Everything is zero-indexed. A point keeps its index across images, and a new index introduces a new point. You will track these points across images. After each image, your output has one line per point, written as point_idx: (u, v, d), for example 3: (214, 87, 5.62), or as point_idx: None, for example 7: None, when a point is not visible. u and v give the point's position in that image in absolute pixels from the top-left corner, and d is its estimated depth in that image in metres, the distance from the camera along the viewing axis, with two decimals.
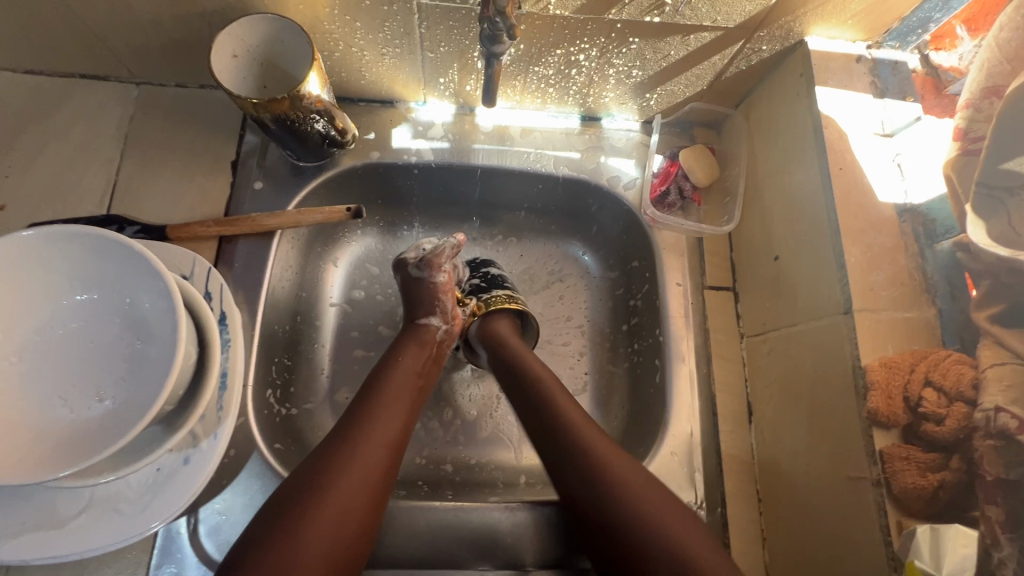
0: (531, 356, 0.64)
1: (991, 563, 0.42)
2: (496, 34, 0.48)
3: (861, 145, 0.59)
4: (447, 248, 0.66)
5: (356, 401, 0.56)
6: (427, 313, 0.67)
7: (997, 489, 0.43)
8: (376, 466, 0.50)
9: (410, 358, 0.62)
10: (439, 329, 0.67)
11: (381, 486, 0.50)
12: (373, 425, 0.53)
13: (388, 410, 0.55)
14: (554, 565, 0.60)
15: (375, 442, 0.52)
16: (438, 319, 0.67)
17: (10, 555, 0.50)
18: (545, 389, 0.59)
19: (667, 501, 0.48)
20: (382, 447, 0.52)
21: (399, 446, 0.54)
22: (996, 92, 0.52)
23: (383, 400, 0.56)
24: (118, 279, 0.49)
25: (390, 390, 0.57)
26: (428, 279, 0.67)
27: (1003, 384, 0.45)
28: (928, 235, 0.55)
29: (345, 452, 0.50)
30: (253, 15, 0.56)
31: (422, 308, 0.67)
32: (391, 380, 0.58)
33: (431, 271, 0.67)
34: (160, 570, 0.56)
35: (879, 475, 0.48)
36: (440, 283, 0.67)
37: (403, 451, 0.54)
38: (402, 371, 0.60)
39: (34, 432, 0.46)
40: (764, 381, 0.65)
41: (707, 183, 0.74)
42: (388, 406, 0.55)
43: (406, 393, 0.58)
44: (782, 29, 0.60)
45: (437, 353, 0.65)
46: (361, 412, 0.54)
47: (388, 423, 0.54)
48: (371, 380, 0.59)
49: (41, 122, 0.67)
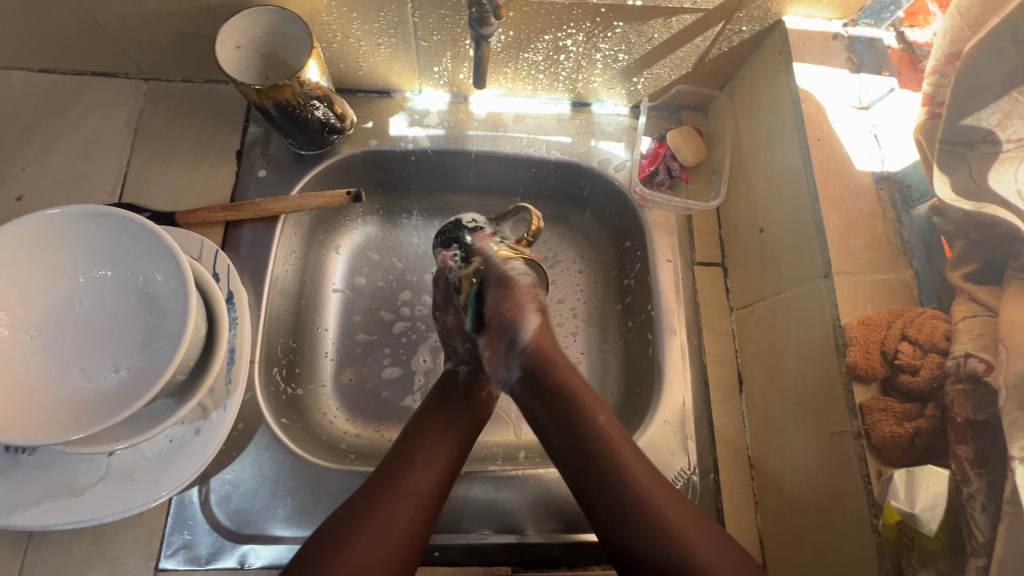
0: (558, 352, 0.63)
1: (962, 497, 0.44)
2: (483, 16, 0.52)
3: (839, 118, 0.62)
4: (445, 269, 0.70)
5: (396, 447, 0.59)
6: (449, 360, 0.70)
7: (967, 429, 0.45)
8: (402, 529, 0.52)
9: (440, 412, 0.62)
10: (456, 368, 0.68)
11: (418, 539, 0.53)
12: (413, 472, 0.56)
13: (423, 461, 0.57)
14: (552, 530, 0.62)
15: (409, 493, 0.54)
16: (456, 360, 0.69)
17: (32, 522, 0.52)
18: (577, 408, 0.57)
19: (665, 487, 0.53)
20: (416, 500, 0.54)
21: (437, 498, 0.56)
22: (956, 57, 0.52)
23: (418, 446, 0.58)
24: (133, 258, 0.52)
25: (430, 438, 0.59)
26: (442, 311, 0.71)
27: (973, 333, 0.46)
28: (904, 201, 0.58)
29: (377, 502, 0.53)
30: (254, 8, 0.59)
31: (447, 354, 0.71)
32: (431, 426, 0.60)
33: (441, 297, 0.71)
34: (174, 537, 0.59)
35: (860, 428, 0.50)
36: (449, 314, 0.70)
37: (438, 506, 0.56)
38: (440, 418, 0.62)
39: (53, 400, 0.48)
40: (753, 351, 0.67)
41: (695, 162, 0.76)
42: (424, 456, 0.57)
43: (448, 440, 0.60)
44: (759, 9, 0.63)
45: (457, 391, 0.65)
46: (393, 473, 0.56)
47: (425, 471, 0.56)
48: (411, 425, 0.61)
49: (56, 117, 0.70)
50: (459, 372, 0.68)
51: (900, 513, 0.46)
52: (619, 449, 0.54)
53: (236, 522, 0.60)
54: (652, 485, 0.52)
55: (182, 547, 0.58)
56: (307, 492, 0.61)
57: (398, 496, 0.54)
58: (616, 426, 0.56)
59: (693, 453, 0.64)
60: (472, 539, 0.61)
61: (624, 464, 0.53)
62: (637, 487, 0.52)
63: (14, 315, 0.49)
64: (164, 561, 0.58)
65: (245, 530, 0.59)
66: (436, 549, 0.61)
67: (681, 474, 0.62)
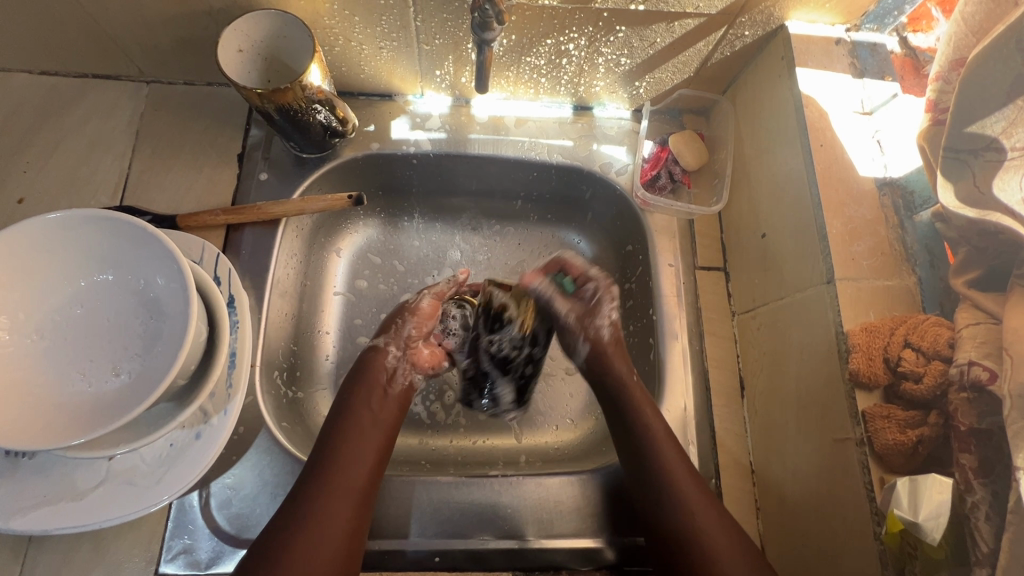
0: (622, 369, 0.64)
1: (965, 507, 0.44)
2: (486, 21, 0.51)
3: (842, 124, 0.61)
4: (446, 284, 0.72)
5: (325, 435, 0.58)
6: (380, 335, 0.67)
7: (971, 437, 0.45)
8: (345, 519, 0.51)
9: (361, 402, 0.61)
10: (391, 351, 0.66)
11: (358, 530, 0.52)
12: (349, 462, 0.55)
13: (366, 449, 0.56)
14: (553, 535, 0.62)
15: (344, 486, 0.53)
16: (391, 341, 0.66)
17: (31, 526, 0.52)
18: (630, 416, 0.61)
19: (699, 489, 0.56)
20: (349, 490, 0.53)
21: (371, 486, 0.55)
22: (961, 62, 0.52)
23: (350, 434, 0.57)
24: (135, 261, 0.52)
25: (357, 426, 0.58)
26: (406, 302, 0.70)
27: (977, 340, 0.46)
28: (907, 206, 0.58)
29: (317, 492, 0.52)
30: (256, 12, 0.59)
31: (381, 331, 0.68)
32: (354, 414, 0.59)
33: (418, 295, 0.71)
34: (174, 541, 0.58)
35: (862, 435, 0.50)
36: (421, 307, 0.69)
37: (374, 493, 0.55)
38: (366, 412, 0.60)
39: (52, 404, 0.48)
40: (755, 357, 0.66)
41: (697, 167, 0.76)
42: (359, 445, 0.56)
43: (371, 430, 0.59)
44: (763, 14, 0.63)
45: (388, 383, 0.64)
46: (322, 467, 0.54)
47: (360, 457, 0.56)
48: (336, 416, 0.60)
49: (58, 119, 0.70)
50: (388, 353, 0.66)
51: (904, 522, 0.46)
52: (666, 453, 0.57)
53: (236, 527, 0.59)
54: (687, 485, 0.56)
55: (182, 552, 0.58)
56: None
57: (332, 496, 0.52)
58: (643, 392, 0.63)
59: (694, 458, 0.64)
60: (473, 544, 0.61)
61: (669, 468, 0.57)
62: (670, 480, 0.56)
63: (14, 319, 0.49)
64: (163, 566, 0.58)
65: (244, 535, 0.59)
66: (435, 554, 0.60)
67: None
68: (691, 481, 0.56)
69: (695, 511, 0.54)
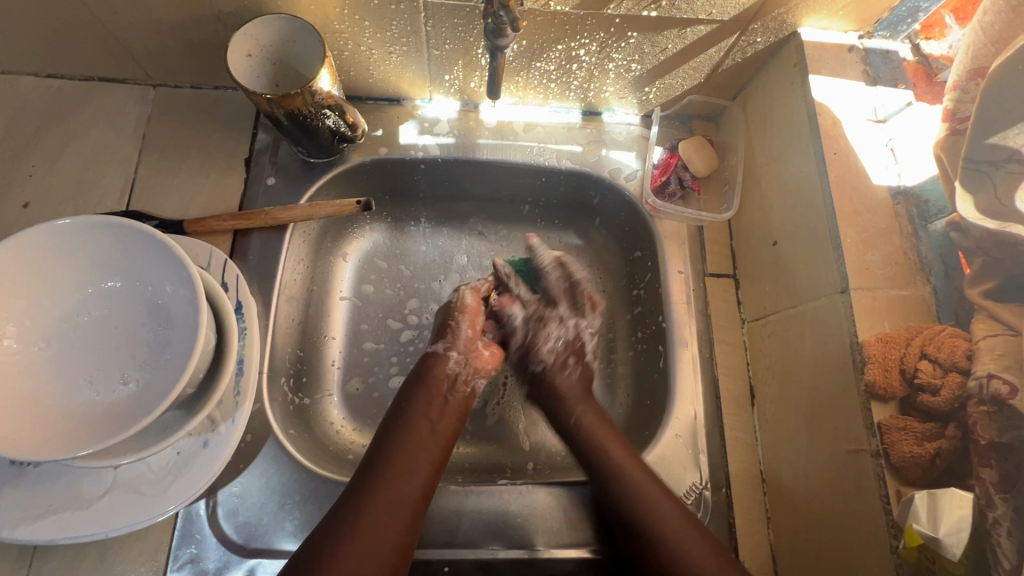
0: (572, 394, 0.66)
1: (987, 522, 0.45)
2: (500, 27, 0.51)
3: (855, 131, 0.61)
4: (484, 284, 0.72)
5: (375, 446, 0.57)
6: (439, 340, 0.67)
7: (990, 451, 0.46)
8: (392, 530, 0.51)
9: (419, 413, 0.60)
10: (449, 355, 0.65)
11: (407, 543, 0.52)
12: (399, 474, 0.54)
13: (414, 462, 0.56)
14: (564, 545, 0.61)
15: (392, 497, 0.53)
16: (451, 347, 0.66)
17: (37, 536, 0.51)
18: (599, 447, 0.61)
19: (680, 517, 0.55)
20: (400, 502, 0.53)
21: (421, 500, 0.54)
22: (981, 72, 0.54)
23: (402, 444, 0.57)
24: (143, 268, 0.51)
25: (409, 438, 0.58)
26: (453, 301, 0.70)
27: (995, 353, 0.47)
28: (922, 216, 0.57)
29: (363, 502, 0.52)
30: (265, 16, 0.58)
31: (438, 335, 0.68)
32: (409, 425, 0.59)
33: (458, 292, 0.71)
34: (180, 551, 0.58)
35: (878, 447, 0.50)
36: (467, 304, 0.69)
37: (424, 507, 0.55)
38: (423, 424, 0.59)
39: (59, 413, 0.47)
40: (766, 365, 0.66)
41: (706, 173, 0.76)
42: (409, 457, 0.56)
43: (427, 443, 0.58)
44: (775, 21, 0.62)
45: (449, 390, 0.63)
46: (374, 477, 0.54)
47: (412, 470, 0.55)
48: (389, 426, 0.59)
49: (63, 123, 0.70)
50: (449, 359, 0.65)
51: (924, 537, 0.46)
52: (640, 486, 0.57)
53: (243, 536, 0.59)
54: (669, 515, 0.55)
55: (188, 561, 0.57)
56: (314, 506, 0.60)
57: (383, 510, 0.51)
58: (603, 424, 0.64)
59: (705, 468, 0.63)
60: (482, 555, 0.60)
61: (647, 503, 0.56)
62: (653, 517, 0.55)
63: (21, 327, 0.48)
64: None
65: (252, 544, 0.59)
66: (445, 565, 0.59)
67: (693, 489, 0.62)
68: (670, 510, 0.55)
69: (685, 543, 0.53)
